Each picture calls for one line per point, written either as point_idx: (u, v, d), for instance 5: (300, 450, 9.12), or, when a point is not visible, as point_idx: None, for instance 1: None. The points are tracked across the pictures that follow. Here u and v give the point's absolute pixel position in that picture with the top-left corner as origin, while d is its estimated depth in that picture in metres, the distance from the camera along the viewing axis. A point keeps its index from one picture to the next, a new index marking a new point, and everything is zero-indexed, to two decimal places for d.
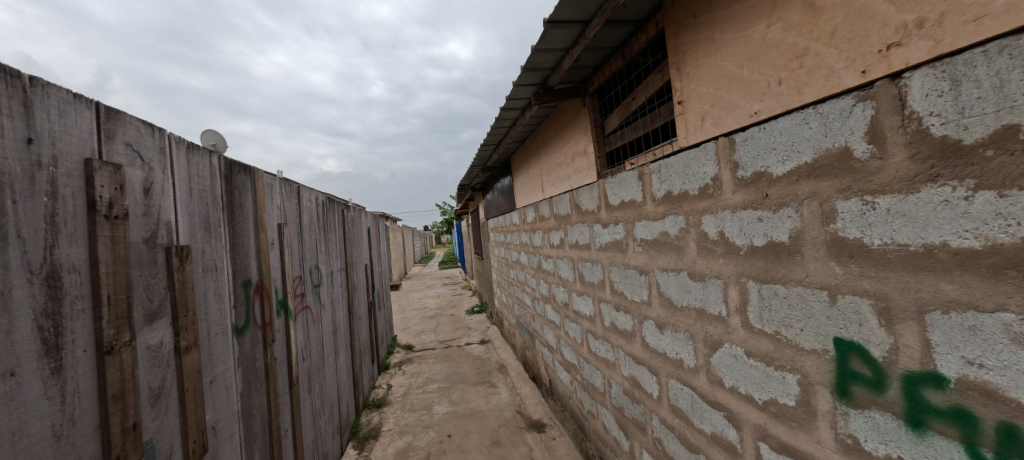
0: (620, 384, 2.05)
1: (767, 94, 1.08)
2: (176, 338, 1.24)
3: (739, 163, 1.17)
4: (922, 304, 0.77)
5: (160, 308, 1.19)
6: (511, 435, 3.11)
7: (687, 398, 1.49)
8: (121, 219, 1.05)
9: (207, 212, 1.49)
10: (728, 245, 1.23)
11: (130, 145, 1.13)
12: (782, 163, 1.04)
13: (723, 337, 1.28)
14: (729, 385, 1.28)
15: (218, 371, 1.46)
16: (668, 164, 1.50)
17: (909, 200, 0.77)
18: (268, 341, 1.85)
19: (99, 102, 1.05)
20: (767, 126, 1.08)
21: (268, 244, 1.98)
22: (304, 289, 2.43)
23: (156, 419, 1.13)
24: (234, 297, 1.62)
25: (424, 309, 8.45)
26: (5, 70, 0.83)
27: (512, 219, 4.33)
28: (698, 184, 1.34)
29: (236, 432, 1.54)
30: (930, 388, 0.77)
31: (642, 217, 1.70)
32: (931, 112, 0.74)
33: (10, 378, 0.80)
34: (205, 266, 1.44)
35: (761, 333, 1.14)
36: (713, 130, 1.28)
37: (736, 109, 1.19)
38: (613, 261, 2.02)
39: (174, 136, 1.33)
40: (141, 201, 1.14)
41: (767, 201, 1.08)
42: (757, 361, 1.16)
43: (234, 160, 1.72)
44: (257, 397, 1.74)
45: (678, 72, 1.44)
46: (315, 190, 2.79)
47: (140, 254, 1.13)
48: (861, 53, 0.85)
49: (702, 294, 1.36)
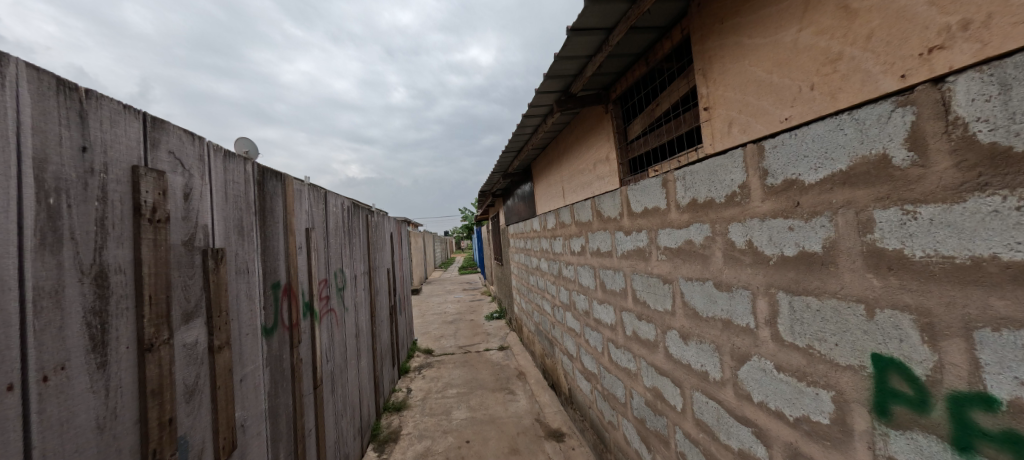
0: (641, 395, 2.01)
1: (799, 100, 1.05)
2: (210, 337, 1.29)
3: (769, 170, 1.14)
4: (970, 320, 0.72)
5: (196, 308, 1.25)
6: (529, 443, 3.08)
7: (712, 412, 1.44)
8: (163, 222, 1.11)
9: (242, 216, 1.56)
10: (757, 254, 1.20)
11: (172, 153, 1.20)
12: (815, 171, 1.00)
13: (751, 350, 1.24)
14: (758, 400, 1.23)
15: (247, 370, 1.51)
16: (693, 171, 1.47)
17: (955, 210, 0.73)
18: (295, 342, 1.90)
19: (146, 112, 1.11)
20: (798, 132, 1.04)
21: (297, 248, 2.05)
22: (329, 292, 2.49)
23: (190, 415, 1.18)
24: (264, 298, 1.68)
25: (443, 314, 8.50)
26: (63, 84, 0.90)
27: (532, 225, 4.36)
28: (725, 192, 1.31)
29: (264, 430, 1.59)
30: (978, 410, 0.73)
31: (666, 225, 1.68)
32: (978, 118, 0.70)
33: (61, 371, 0.85)
34: (238, 268, 1.50)
35: (792, 347, 1.09)
36: (741, 137, 1.25)
37: (765, 115, 1.16)
38: (635, 269, 1.99)
39: (214, 144, 1.41)
40: (181, 206, 1.21)
41: (798, 210, 1.04)
42: (788, 376, 1.11)
43: (266, 167, 1.80)
44: (284, 397, 1.80)
45: (704, 77, 1.42)
46: (340, 196, 2.88)
47: (179, 256, 1.19)
48: (900, 56, 0.82)
49: (729, 305, 1.32)
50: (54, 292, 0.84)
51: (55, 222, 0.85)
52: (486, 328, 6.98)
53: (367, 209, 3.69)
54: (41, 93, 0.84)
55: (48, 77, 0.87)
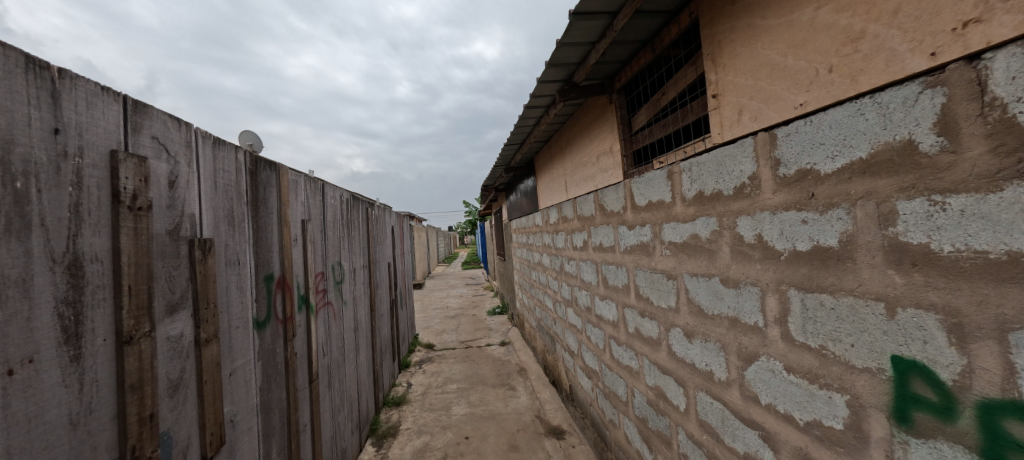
0: (643, 394, 1.96)
1: (816, 84, 0.97)
2: (196, 330, 1.25)
3: (781, 160, 1.07)
4: (1004, 321, 0.66)
5: (181, 300, 1.21)
6: (529, 440, 3.05)
7: (717, 413, 1.39)
8: (144, 210, 1.06)
9: (233, 207, 1.52)
10: (766, 249, 1.13)
11: (156, 139, 1.15)
12: (832, 159, 0.93)
13: (760, 349, 1.18)
14: (766, 402, 1.17)
15: (237, 364, 1.47)
16: (700, 162, 1.41)
17: (990, 200, 0.67)
18: (289, 336, 1.86)
19: (127, 95, 1.07)
20: (814, 118, 0.97)
21: (292, 240, 2.00)
22: (326, 286, 2.45)
23: (173, 410, 1.14)
24: (256, 290, 1.64)
25: (445, 309, 8.48)
26: (34, 62, 0.86)
27: (534, 220, 4.29)
28: (734, 184, 1.24)
29: (255, 425, 1.56)
30: (1011, 419, 0.66)
31: (671, 219, 1.62)
32: (1019, 98, 0.63)
33: (28, 365, 0.80)
34: (228, 260, 1.46)
35: (803, 348, 1.03)
36: (751, 125, 1.18)
37: (778, 100, 1.08)
38: (639, 264, 1.93)
39: (203, 132, 1.37)
40: (165, 194, 1.16)
41: (813, 202, 0.98)
42: (798, 378, 1.05)
43: (260, 156, 1.76)
44: (278, 392, 1.76)
45: (713, 63, 1.34)
46: (339, 189, 2.84)
47: (163, 245, 1.15)
48: (930, 32, 0.74)
49: (736, 302, 1.26)
50: (21, 281, 0.80)
51: (24, 207, 0.81)
52: (487, 324, 6.95)
53: (368, 202, 3.65)
54: (7, 71, 0.79)
55: (15, 54, 0.82)
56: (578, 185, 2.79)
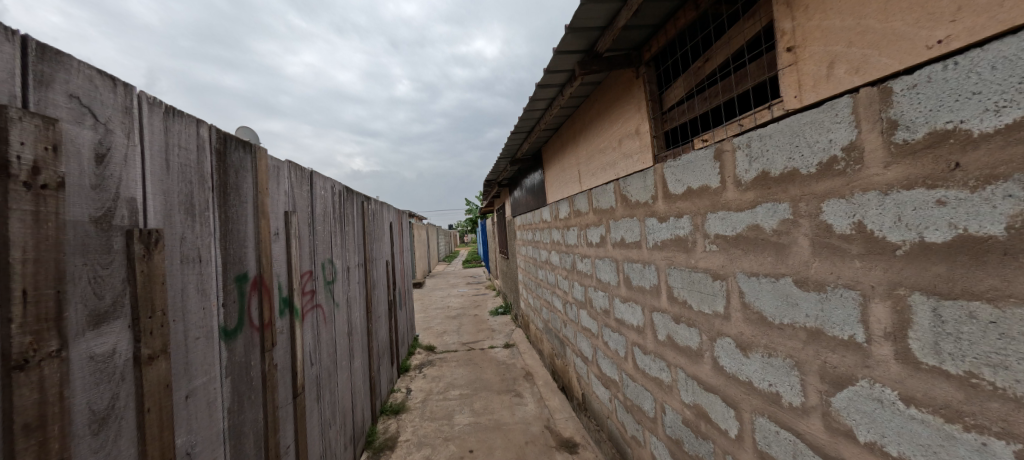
0: (678, 412, 1.70)
1: (966, 10, 0.71)
2: (136, 345, 0.99)
3: (898, 122, 0.81)
4: None
5: (113, 307, 0.95)
6: (539, 455, 2.79)
7: (787, 445, 1.13)
8: (52, 190, 0.80)
9: (193, 192, 1.25)
10: (870, 241, 0.87)
11: (76, 99, 0.89)
12: (997, 114, 0.67)
13: (857, 371, 0.92)
14: (866, 439, 0.92)
15: (198, 384, 1.21)
16: (765, 135, 1.13)
17: None
18: (268, 345, 1.60)
19: (28, 37, 0.81)
20: (964, 59, 0.71)
21: (271, 234, 1.74)
22: (315, 286, 2.18)
23: (98, 451, 0.89)
24: (224, 293, 1.37)
25: (446, 309, 8.22)
26: None
27: (542, 215, 4.02)
28: (819, 159, 0.97)
29: (222, 455, 1.30)
30: None
31: (718, 207, 1.35)
32: None
33: None
34: (186, 256, 1.20)
35: (935, 374, 0.77)
36: (849, 80, 0.91)
37: (897, 42, 0.81)
38: (673, 262, 1.67)
39: (149, 96, 1.10)
40: (88, 170, 0.90)
41: (958, 175, 0.72)
42: (927, 414, 0.80)
43: (231, 135, 1.49)
44: (253, 412, 1.50)
45: (787, 8, 1.07)
46: (330, 179, 2.56)
47: (84, 237, 0.89)
48: None
49: (819, 310, 1.00)
50: None
51: None
52: (490, 324, 6.69)
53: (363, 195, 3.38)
54: None
55: None
56: (597, 174, 2.49)
